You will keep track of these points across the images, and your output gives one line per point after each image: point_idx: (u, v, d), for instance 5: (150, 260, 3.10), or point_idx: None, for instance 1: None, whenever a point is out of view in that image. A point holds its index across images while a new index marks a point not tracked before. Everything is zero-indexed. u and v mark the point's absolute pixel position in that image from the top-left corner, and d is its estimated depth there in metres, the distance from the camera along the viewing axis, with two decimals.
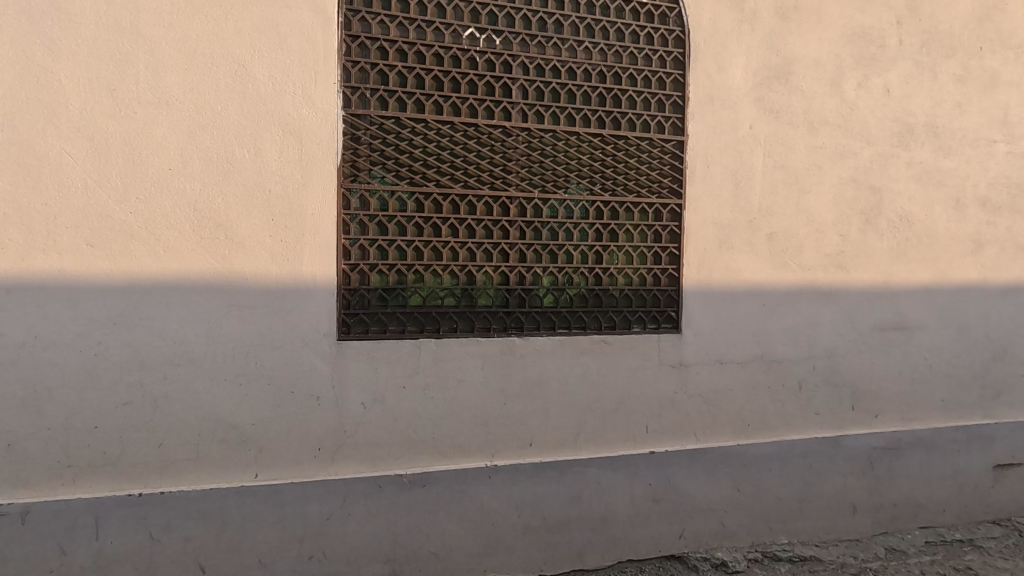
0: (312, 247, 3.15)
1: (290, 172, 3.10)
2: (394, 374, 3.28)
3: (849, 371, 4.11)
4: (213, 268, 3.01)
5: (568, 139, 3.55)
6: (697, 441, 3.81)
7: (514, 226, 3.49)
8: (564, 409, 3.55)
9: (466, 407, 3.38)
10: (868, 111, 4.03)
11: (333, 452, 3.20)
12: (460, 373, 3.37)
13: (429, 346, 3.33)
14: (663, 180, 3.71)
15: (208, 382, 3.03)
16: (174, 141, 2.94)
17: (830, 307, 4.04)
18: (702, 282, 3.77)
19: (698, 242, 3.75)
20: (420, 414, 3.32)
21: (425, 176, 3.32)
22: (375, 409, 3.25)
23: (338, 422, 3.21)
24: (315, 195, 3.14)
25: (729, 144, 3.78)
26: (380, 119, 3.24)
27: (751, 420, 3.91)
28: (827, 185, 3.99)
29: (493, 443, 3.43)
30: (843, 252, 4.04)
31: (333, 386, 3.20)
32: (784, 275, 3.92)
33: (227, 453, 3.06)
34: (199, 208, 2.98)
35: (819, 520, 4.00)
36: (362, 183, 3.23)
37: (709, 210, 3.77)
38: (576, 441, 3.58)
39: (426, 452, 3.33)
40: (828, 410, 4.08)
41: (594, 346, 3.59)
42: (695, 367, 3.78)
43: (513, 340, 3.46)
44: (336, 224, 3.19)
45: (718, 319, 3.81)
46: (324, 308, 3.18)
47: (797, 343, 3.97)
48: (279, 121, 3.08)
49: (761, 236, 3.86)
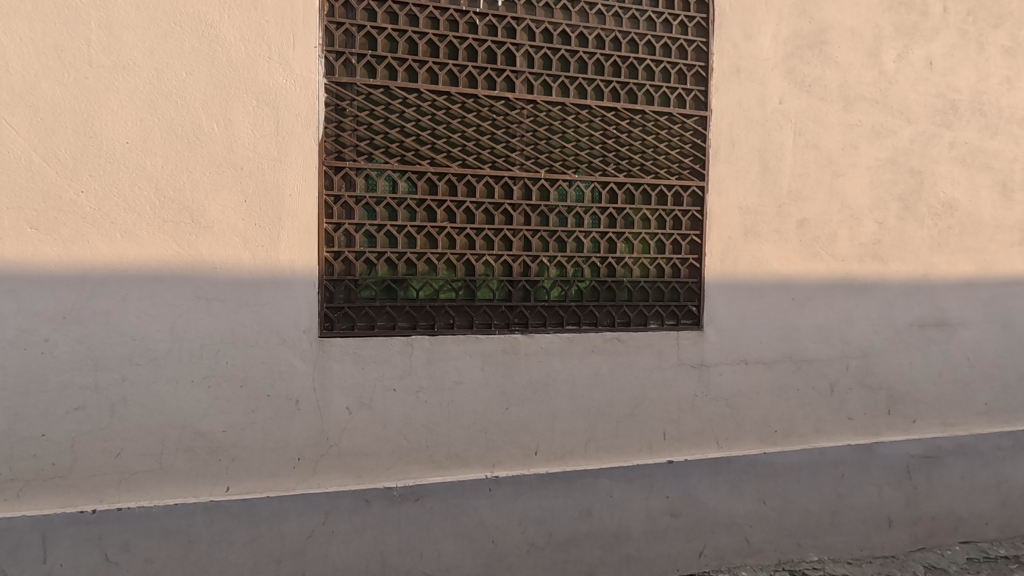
0: (290, 231, 2.79)
1: (265, 147, 2.75)
2: (383, 376, 2.93)
3: (885, 372, 3.75)
4: (177, 255, 2.66)
5: (579, 113, 3.18)
6: (720, 448, 3.45)
7: (518, 210, 3.13)
8: (573, 415, 3.20)
9: (463, 412, 3.04)
10: (908, 85, 3.65)
11: (314, 463, 2.86)
12: (457, 375, 3.02)
13: (422, 344, 2.97)
14: (684, 160, 3.35)
15: (173, 384, 2.69)
16: (132, 111, 2.59)
17: (865, 302, 3.67)
18: (725, 274, 3.41)
19: (722, 229, 3.39)
20: (413, 420, 2.97)
21: (418, 153, 2.97)
22: (362, 414, 2.91)
23: (320, 429, 2.86)
24: (293, 173, 2.79)
25: (756, 121, 3.41)
26: (367, 89, 2.88)
27: (779, 426, 3.56)
28: (863, 167, 3.61)
29: (494, 451, 3.08)
30: (879, 241, 3.67)
31: (314, 389, 2.85)
32: (815, 266, 3.56)
33: (194, 464, 2.72)
34: (162, 187, 2.63)
35: (852, 534, 3.65)
36: (347, 161, 2.88)
37: (734, 194, 3.40)
38: (587, 450, 3.23)
39: (420, 463, 2.99)
40: (861, 414, 3.72)
41: (606, 344, 3.24)
42: (717, 367, 3.42)
43: (516, 338, 3.10)
44: (317, 206, 2.83)
45: (742, 315, 3.45)
46: (303, 301, 2.83)
47: (828, 341, 3.61)
48: (253, 89, 2.73)
49: (790, 223, 3.50)
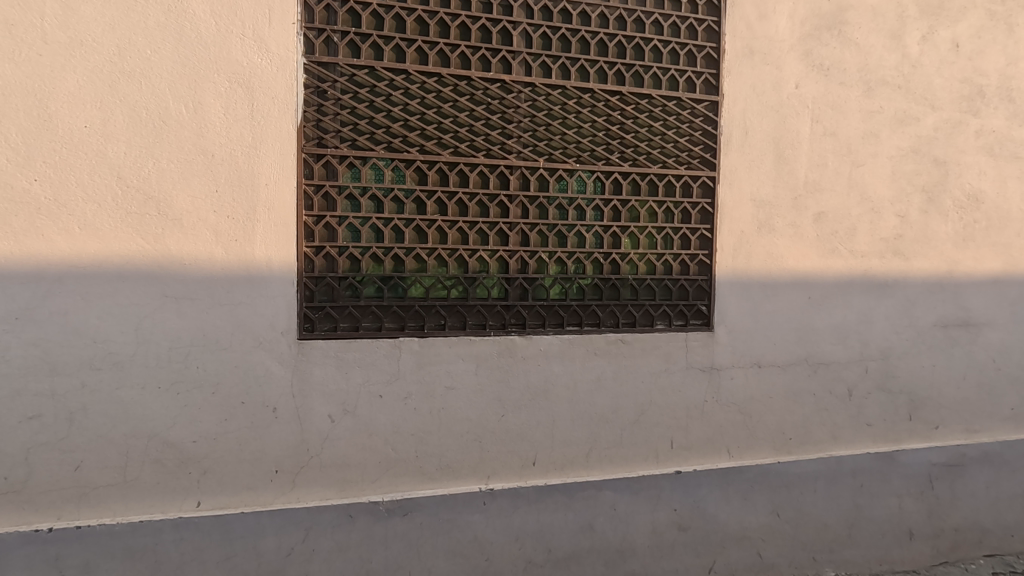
0: (266, 224, 2.57)
1: (238, 132, 2.53)
2: (368, 381, 2.70)
3: (906, 375, 3.52)
4: (141, 250, 2.43)
5: (581, 97, 2.95)
6: (731, 457, 3.23)
7: (515, 202, 2.90)
8: (573, 423, 2.98)
9: (456, 420, 2.81)
10: (933, 69, 3.41)
11: (294, 476, 2.64)
12: (449, 380, 2.80)
13: (412, 347, 2.75)
14: (694, 148, 3.12)
15: (138, 391, 2.47)
16: (91, 92, 2.36)
17: (885, 301, 3.45)
18: (737, 271, 3.19)
19: (734, 222, 3.16)
20: (401, 429, 2.75)
21: (406, 140, 2.74)
22: (345, 423, 2.69)
23: (300, 439, 2.64)
24: (269, 161, 2.56)
25: (771, 107, 3.18)
26: (350, 69, 2.66)
27: (793, 433, 3.33)
28: (885, 157, 3.38)
29: (489, 462, 2.86)
30: (901, 236, 3.44)
31: (294, 396, 2.63)
32: (833, 263, 3.33)
33: (162, 478, 2.50)
34: (124, 176, 2.41)
35: (871, 548, 3.42)
36: (329, 148, 2.66)
37: (747, 186, 3.17)
38: (589, 460, 3.01)
39: (409, 475, 2.77)
40: (881, 420, 3.49)
41: (610, 346, 3.01)
42: (728, 371, 3.20)
43: (513, 340, 2.87)
44: (296, 197, 2.61)
45: (755, 315, 3.22)
46: (281, 301, 2.60)
47: (846, 343, 3.39)
48: (225, 69, 2.49)
49: (807, 217, 3.27)
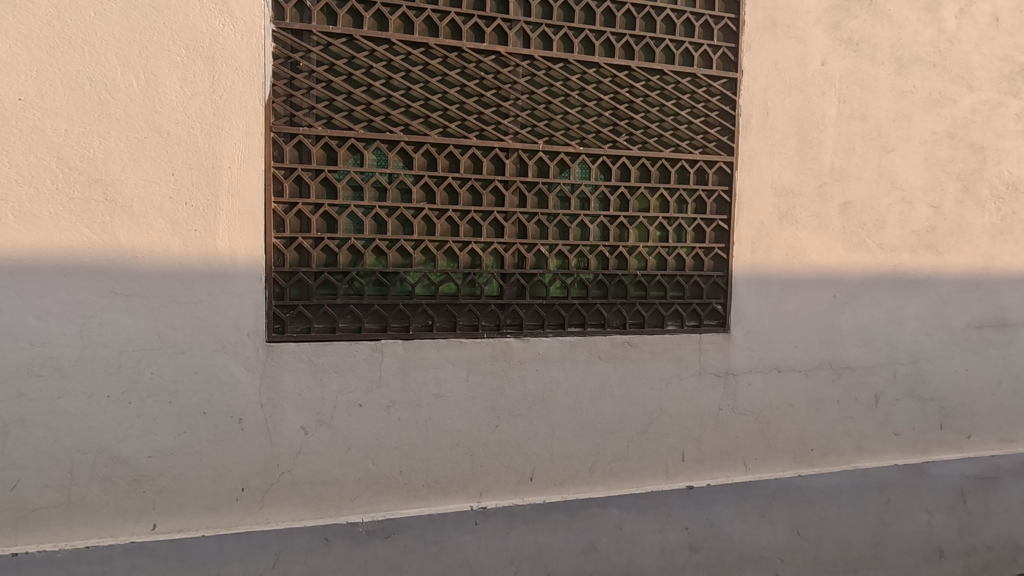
0: (230, 212, 2.27)
1: (197, 108, 2.22)
2: (346, 389, 2.42)
3: (938, 381, 3.23)
4: (86, 241, 2.13)
5: (585, 72, 2.65)
6: (747, 471, 2.96)
7: (511, 188, 2.59)
8: (575, 434, 2.69)
9: (444, 431, 2.53)
10: (970, 46, 3.11)
11: (262, 494, 2.36)
12: (437, 387, 2.51)
13: (395, 351, 2.46)
14: (710, 130, 2.82)
15: (83, 400, 2.17)
16: (26, 59, 2.04)
17: (915, 300, 3.15)
18: (756, 266, 2.90)
19: (753, 213, 2.86)
20: (383, 442, 2.47)
21: (390, 119, 2.44)
22: (321, 435, 2.41)
23: (269, 454, 2.36)
24: (233, 140, 2.26)
25: (794, 85, 2.88)
26: (326, 38, 2.35)
27: (815, 444, 3.05)
28: (917, 142, 3.08)
29: (481, 478, 2.58)
30: (934, 228, 3.14)
31: (262, 405, 2.35)
32: (859, 257, 3.05)
33: (111, 498, 2.21)
34: (66, 156, 2.10)
35: (901, 569, 3.12)
36: (302, 127, 2.36)
37: (768, 172, 2.87)
38: (592, 475, 2.73)
39: (392, 493, 2.49)
40: (909, 429, 3.21)
41: (615, 349, 2.72)
42: (746, 377, 2.91)
43: (509, 343, 2.59)
44: (264, 182, 2.31)
45: (776, 315, 2.93)
46: (247, 299, 2.31)
47: (872, 346, 3.11)
48: (181, 36, 2.18)
49: (832, 207, 2.98)
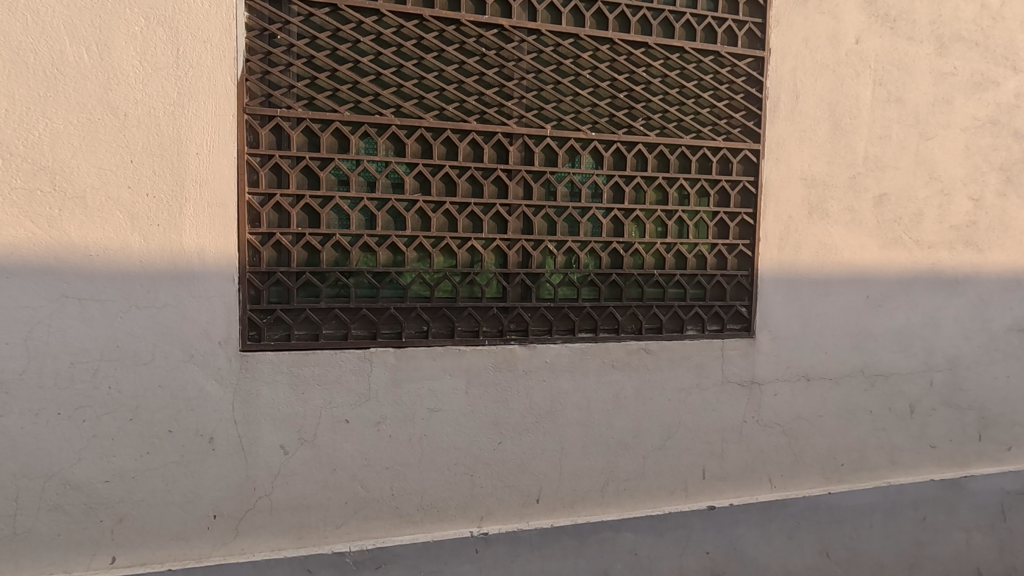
0: (197, 204, 2.00)
1: (159, 86, 1.94)
2: (331, 404, 2.16)
3: (977, 389, 2.98)
4: (31, 238, 1.85)
5: (598, 49, 2.38)
6: (773, 489, 2.70)
7: (516, 178, 2.32)
8: (585, 451, 2.44)
9: (441, 449, 2.27)
10: (1016, 23, 2.85)
11: (236, 522, 2.10)
12: (433, 401, 2.25)
13: (386, 360, 2.20)
14: (734, 115, 2.56)
15: (29, 419, 1.90)
16: None
17: (954, 301, 2.90)
18: (784, 265, 2.64)
19: (781, 206, 2.61)
20: (372, 461, 2.21)
21: (380, 99, 2.16)
22: (302, 455, 2.15)
23: (243, 476, 2.10)
24: (200, 123, 1.99)
25: (827, 65, 2.61)
26: (306, 8, 2.07)
27: (845, 458, 2.80)
28: (957, 129, 2.82)
29: (482, 500, 2.33)
30: (975, 223, 2.88)
31: (236, 423, 2.09)
32: (894, 255, 2.79)
33: (63, 529, 1.95)
34: (6, 141, 1.82)
35: None
36: (280, 108, 2.08)
37: (797, 161, 2.62)
38: (604, 496, 2.47)
39: (382, 518, 2.23)
40: (946, 442, 2.96)
41: (630, 357, 2.46)
42: (772, 386, 2.66)
43: (512, 351, 2.33)
44: (236, 171, 2.04)
45: (804, 319, 2.67)
46: (218, 303, 2.05)
47: (908, 351, 2.85)
48: (139, 3, 1.91)
49: (865, 200, 2.73)
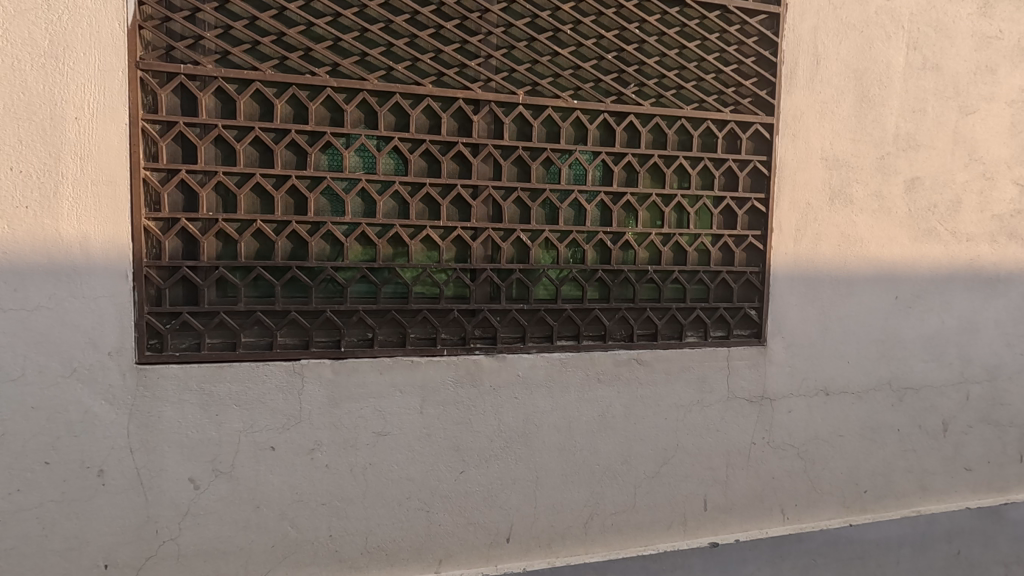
0: (77, 182, 1.61)
1: (26, 32, 1.54)
2: (254, 428, 1.77)
3: (1019, 404, 2.59)
4: None
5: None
6: (787, 521, 2.32)
7: (481, 155, 1.93)
8: (565, 481, 2.05)
9: (390, 481, 1.89)
10: None
11: (134, 572, 1.72)
12: (381, 423, 1.87)
13: (321, 375, 1.81)
14: (744, 82, 2.16)
15: None
16: None
17: (995, 303, 2.51)
18: (801, 261, 2.25)
19: (797, 192, 2.22)
20: (306, 497, 1.83)
21: (312, 55, 1.76)
22: (217, 490, 1.76)
23: (143, 517, 1.72)
24: (80, 81, 1.59)
25: (853, 25, 2.22)
26: None
27: (869, 484, 2.42)
28: (1001, 103, 2.42)
29: (441, 541, 1.94)
30: (1020, 212, 2.49)
31: (132, 452, 1.70)
32: (928, 249, 2.40)
33: None
34: None
35: None
36: (185, 64, 1.68)
37: (816, 139, 2.22)
38: (587, 533, 2.09)
39: (318, 565, 1.85)
40: (983, 464, 2.57)
41: (618, 369, 2.07)
42: (786, 402, 2.27)
43: (476, 362, 1.94)
44: (128, 141, 1.64)
45: (824, 323, 2.29)
46: (108, 305, 1.65)
47: (941, 360, 2.47)
48: None
49: (895, 184, 2.34)
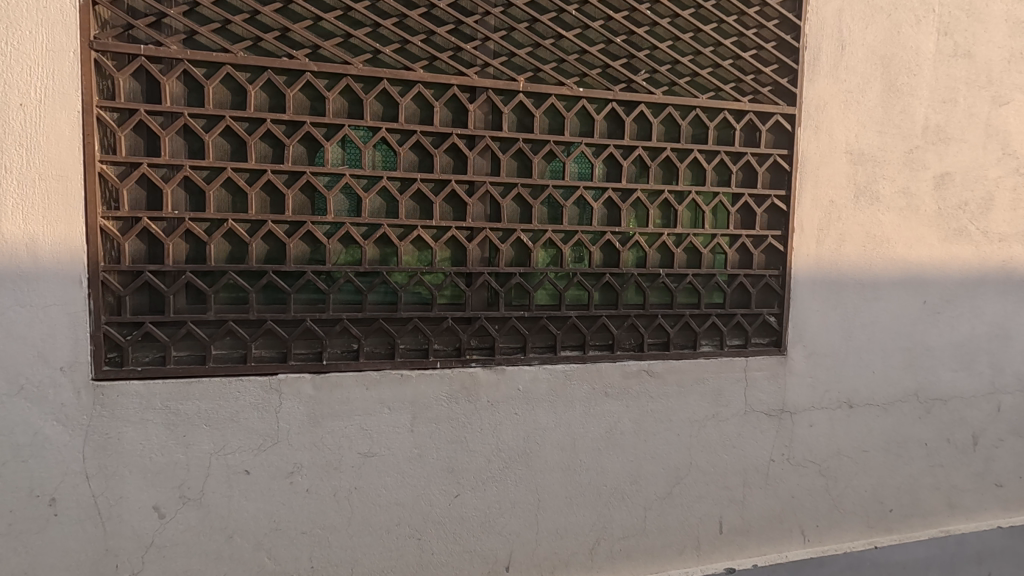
0: (23, 176, 1.43)
1: None
2: (224, 449, 1.60)
3: None
4: None
5: None
6: (807, 543, 2.15)
7: (478, 147, 1.75)
8: (570, 503, 1.88)
9: (378, 506, 1.72)
10: None
11: None
12: (367, 443, 1.70)
13: (301, 391, 1.64)
14: (764, 69, 1.99)
15: None
16: None
17: None
18: (823, 263, 2.08)
19: (820, 188, 2.05)
20: (284, 525, 1.65)
21: (290, 35, 1.59)
22: (184, 519, 1.59)
23: (101, 550, 1.54)
24: (26, 62, 1.42)
25: (880, 8, 2.05)
26: None
27: (894, 502, 2.26)
28: None
29: (433, 571, 1.77)
30: None
31: (88, 478, 1.52)
32: (958, 250, 2.23)
33: None
34: None
35: None
36: (146, 44, 1.50)
37: (841, 131, 2.05)
38: (593, 560, 1.92)
39: None
40: (1014, 480, 2.41)
41: (627, 382, 1.90)
42: (807, 416, 2.11)
43: (472, 375, 1.77)
44: (81, 130, 1.46)
45: (848, 330, 2.12)
46: (60, 315, 1.47)
47: (971, 369, 2.30)
48: None
49: (924, 180, 2.17)
